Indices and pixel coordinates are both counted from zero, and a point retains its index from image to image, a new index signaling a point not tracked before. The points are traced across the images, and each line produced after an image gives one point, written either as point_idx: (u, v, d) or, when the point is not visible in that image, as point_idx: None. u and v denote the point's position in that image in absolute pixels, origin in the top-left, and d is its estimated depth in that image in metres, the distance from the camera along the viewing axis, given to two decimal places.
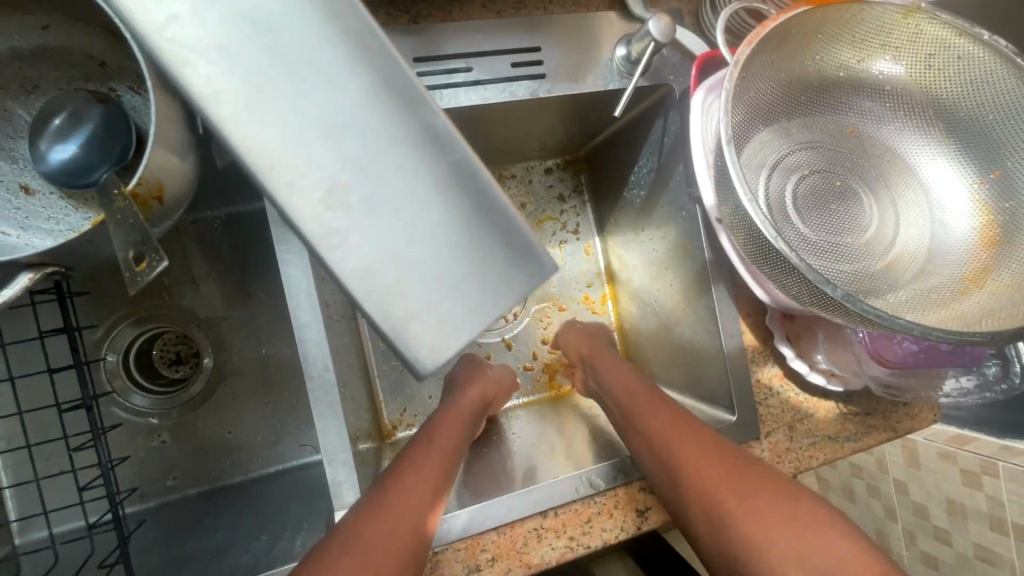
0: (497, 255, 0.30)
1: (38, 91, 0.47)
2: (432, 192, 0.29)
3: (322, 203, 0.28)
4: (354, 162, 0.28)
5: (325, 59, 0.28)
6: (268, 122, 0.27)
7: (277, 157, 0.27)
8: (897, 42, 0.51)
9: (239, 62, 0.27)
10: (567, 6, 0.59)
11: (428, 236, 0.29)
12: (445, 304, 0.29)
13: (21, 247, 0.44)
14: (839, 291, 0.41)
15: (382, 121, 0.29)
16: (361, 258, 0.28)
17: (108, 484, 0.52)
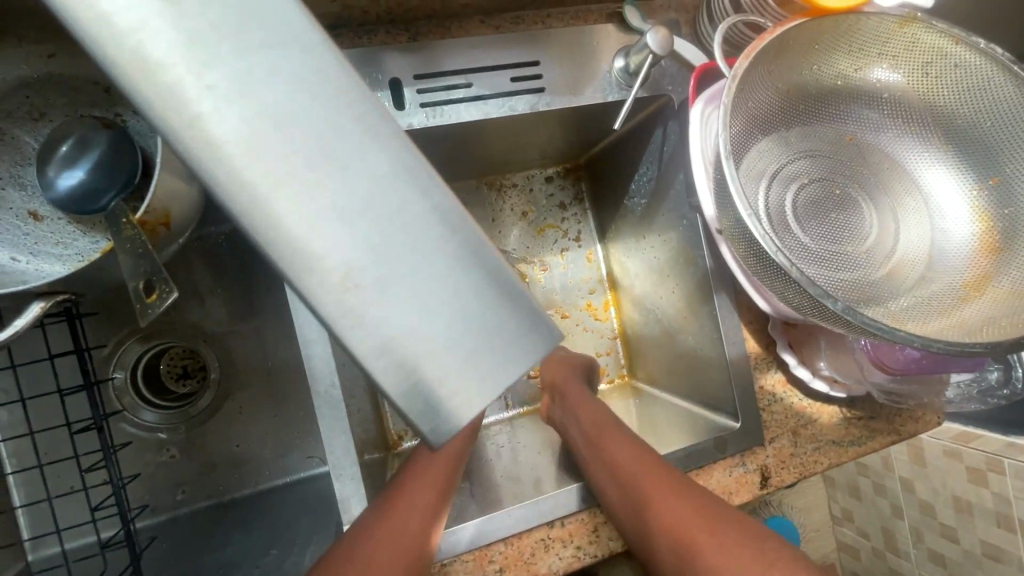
0: (528, 327, 0.24)
1: (46, 118, 0.47)
2: (460, 250, 0.23)
3: (327, 265, 0.22)
4: (367, 216, 0.22)
5: (334, 88, 0.22)
6: (265, 164, 0.21)
7: (277, 207, 0.22)
8: (894, 51, 0.51)
9: (231, 87, 0.21)
10: (565, 20, 0.60)
11: (450, 304, 0.23)
12: (469, 388, 0.23)
13: (31, 273, 0.44)
14: (839, 304, 0.42)
15: (402, 167, 0.23)
16: (373, 331, 0.22)
17: (120, 502, 0.53)
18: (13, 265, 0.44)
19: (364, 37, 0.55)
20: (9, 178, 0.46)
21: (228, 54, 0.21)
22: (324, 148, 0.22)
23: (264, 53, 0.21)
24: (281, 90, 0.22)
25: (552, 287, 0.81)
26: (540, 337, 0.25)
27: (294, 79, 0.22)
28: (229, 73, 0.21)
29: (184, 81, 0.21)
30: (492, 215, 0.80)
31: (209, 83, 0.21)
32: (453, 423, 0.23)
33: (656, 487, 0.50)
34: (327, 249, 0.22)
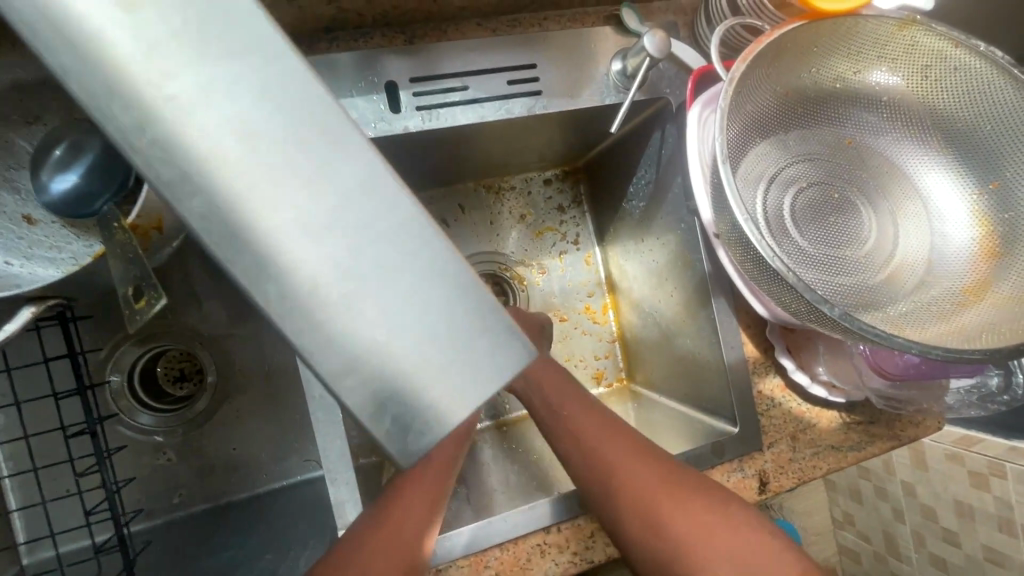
0: (509, 345, 0.22)
1: (40, 121, 0.47)
2: (437, 266, 0.22)
3: (296, 283, 0.20)
4: (337, 230, 0.21)
5: (304, 95, 0.21)
6: (220, 169, 0.20)
7: (243, 223, 0.20)
8: (893, 54, 0.51)
9: (194, 96, 0.20)
10: (562, 23, 0.60)
11: (426, 322, 0.22)
12: (445, 410, 0.22)
13: (25, 277, 0.43)
14: (837, 310, 0.41)
15: (375, 177, 0.21)
16: (345, 352, 0.21)
17: (114, 506, 0.53)
18: (6, 268, 0.43)
19: (361, 41, 0.54)
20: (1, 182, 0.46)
21: (191, 59, 0.20)
22: (292, 158, 0.21)
23: (229, 60, 0.20)
24: (247, 98, 0.20)
25: (550, 290, 0.81)
26: (522, 356, 0.23)
27: (262, 86, 0.20)
28: (193, 82, 0.20)
29: (150, 85, 0.20)
30: (490, 218, 0.79)
31: (175, 92, 0.20)
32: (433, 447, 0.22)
33: (654, 496, 0.50)
34: (295, 266, 0.20)
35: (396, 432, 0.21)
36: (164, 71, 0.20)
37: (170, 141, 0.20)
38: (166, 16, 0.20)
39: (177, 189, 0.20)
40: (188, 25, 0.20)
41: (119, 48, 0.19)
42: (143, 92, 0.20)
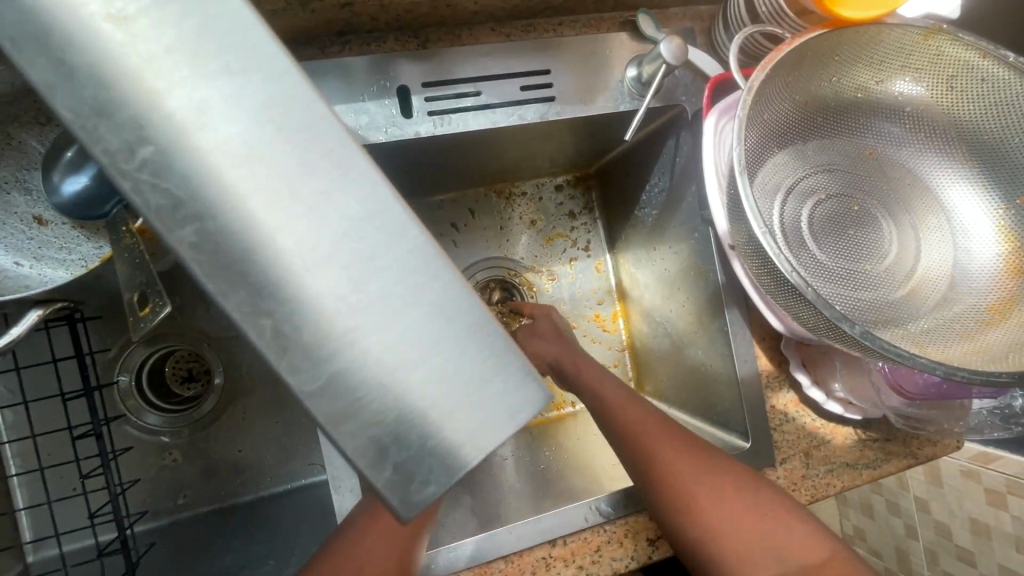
0: (516, 380, 0.22)
1: (53, 122, 0.46)
2: (446, 299, 0.21)
3: (302, 313, 0.20)
4: (345, 260, 0.20)
5: (315, 120, 0.20)
6: (226, 193, 0.19)
7: (252, 250, 0.20)
8: (917, 64, 0.50)
9: (203, 118, 0.19)
10: (577, 28, 0.59)
11: (432, 355, 0.21)
12: (448, 446, 0.21)
13: (36, 280, 0.45)
14: (857, 328, 0.40)
15: (385, 208, 0.21)
16: (348, 386, 0.20)
17: (117, 508, 0.52)
18: (17, 270, 0.44)
19: (373, 45, 0.54)
20: (12, 182, 0.45)
21: (203, 84, 0.19)
22: (301, 186, 0.20)
23: (241, 84, 0.20)
24: (258, 126, 0.20)
25: (560, 297, 0.80)
26: (529, 393, 0.22)
27: (274, 115, 0.20)
28: (206, 108, 0.19)
29: (156, 99, 0.19)
30: (500, 224, 0.79)
31: (187, 118, 0.19)
32: (434, 485, 0.21)
33: (670, 469, 0.50)
34: (301, 296, 0.20)
35: (399, 480, 0.21)
36: (173, 92, 0.19)
37: (176, 158, 0.19)
38: (178, 37, 0.19)
39: (182, 213, 0.19)
40: (200, 47, 0.19)
41: (127, 63, 0.19)
42: (148, 106, 0.19)
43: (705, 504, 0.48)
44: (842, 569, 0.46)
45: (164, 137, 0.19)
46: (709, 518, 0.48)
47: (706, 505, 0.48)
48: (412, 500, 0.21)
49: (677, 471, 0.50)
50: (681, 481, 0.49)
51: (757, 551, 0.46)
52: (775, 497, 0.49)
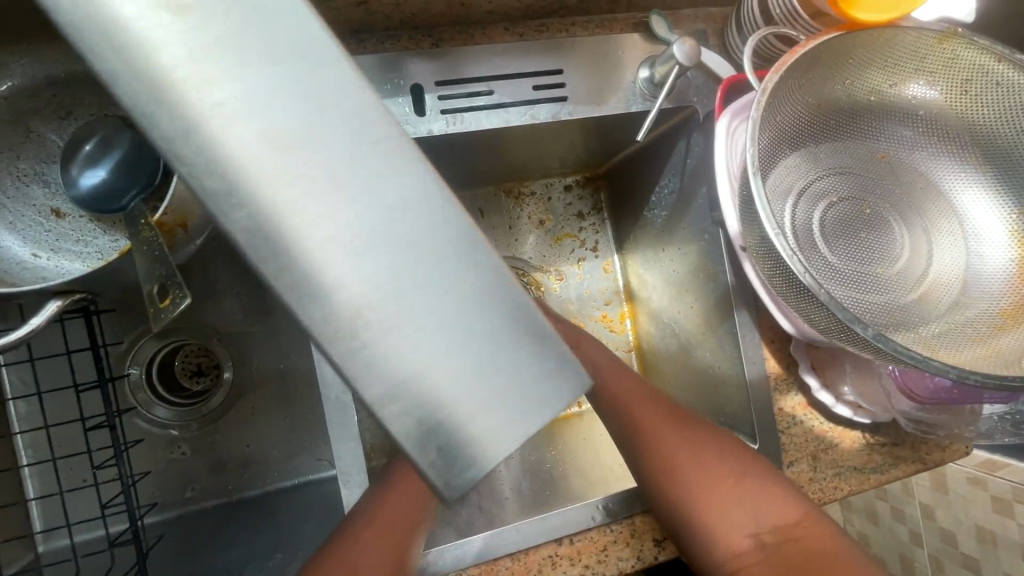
0: (550, 370, 0.22)
1: (71, 116, 0.48)
2: (480, 288, 0.21)
3: (338, 301, 0.20)
4: (381, 246, 0.20)
5: (354, 106, 0.20)
6: (264, 178, 0.20)
7: (289, 237, 0.20)
8: (931, 68, 0.50)
9: (242, 102, 0.19)
10: (590, 28, 0.59)
11: (467, 345, 0.21)
12: (484, 436, 0.21)
13: (53, 271, 0.45)
14: (870, 331, 0.40)
15: (421, 196, 0.21)
16: (385, 374, 0.20)
17: (130, 500, 0.53)
18: (35, 262, 0.45)
19: (386, 43, 0.55)
20: (32, 175, 0.47)
21: (241, 71, 0.19)
22: (339, 175, 0.20)
23: (281, 69, 0.20)
24: (296, 114, 0.20)
25: (568, 297, 0.80)
26: (564, 382, 0.22)
27: (311, 103, 0.20)
28: (244, 92, 0.19)
29: (188, 88, 0.19)
30: (508, 223, 0.79)
31: (225, 105, 0.19)
32: (470, 474, 0.21)
33: (654, 436, 0.54)
34: (338, 279, 0.20)
35: (426, 469, 0.21)
36: (212, 79, 0.19)
37: (212, 142, 0.19)
38: (217, 25, 0.19)
39: (219, 201, 0.19)
40: (239, 34, 0.20)
41: (164, 49, 0.19)
42: (185, 94, 0.19)
43: (684, 466, 0.52)
44: (814, 530, 0.48)
45: (202, 124, 0.19)
46: (685, 477, 0.51)
47: (685, 467, 0.52)
48: (451, 486, 0.21)
49: (660, 437, 0.54)
50: (663, 446, 0.53)
51: (738, 520, 0.49)
52: (753, 464, 0.52)
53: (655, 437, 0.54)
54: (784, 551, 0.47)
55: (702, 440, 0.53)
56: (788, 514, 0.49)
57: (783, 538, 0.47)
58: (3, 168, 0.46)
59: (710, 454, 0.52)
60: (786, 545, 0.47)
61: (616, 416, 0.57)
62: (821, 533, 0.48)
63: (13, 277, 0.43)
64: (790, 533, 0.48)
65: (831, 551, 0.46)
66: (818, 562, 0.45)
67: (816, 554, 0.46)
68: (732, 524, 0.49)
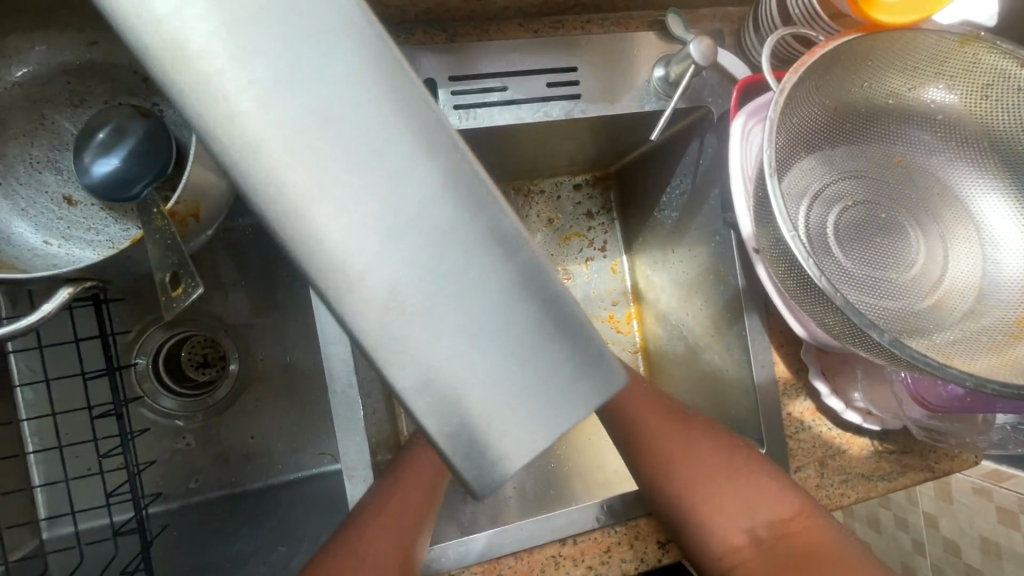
0: (587, 364, 0.21)
1: (85, 104, 0.48)
2: (515, 278, 0.21)
3: (370, 290, 0.20)
4: (415, 233, 0.20)
5: (388, 90, 0.20)
6: (296, 161, 0.19)
7: (323, 222, 0.19)
8: (952, 71, 0.49)
9: (275, 84, 0.19)
10: (606, 27, 0.59)
11: (502, 335, 0.20)
12: (520, 428, 0.20)
13: (63, 258, 0.45)
14: (886, 336, 0.40)
15: (457, 181, 0.20)
16: (419, 361, 0.20)
17: (134, 488, 0.53)
18: (46, 249, 0.45)
19: (401, 36, 0.54)
20: (45, 161, 0.47)
21: (276, 51, 0.19)
22: (373, 157, 0.20)
23: (315, 50, 0.19)
24: (330, 95, 0.19)
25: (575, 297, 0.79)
26: (600, 378, 0.21)
27: (346, 84, 0.20)
28: (277, 73, 0.19)
29: (212, 72, 0.19)
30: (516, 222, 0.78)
31: (260, 86, 0.19)
32: (504, 470, 0.20)
33: (655, 434, 0.55)
34: (371, 266, 0.20)
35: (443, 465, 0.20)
36: (246, 60, 0.19)
37: (244, 125, 0.19)
38: (247, 3, 0.19)
39: (252, 188, 0.19)
40: (269, 14, 0.19)
41: (190, 31, 0.19)
42: (215, 78, 0.19)
43: (681, 464, 0.52)
44: (810, 524, 0.47)
45: (235, 106, 0.19)
46: (679, 475, 0.51)
47: (683, 465, 0.52)
48: (484, 479, 0.20)
49: (659, 435, 0.54)
50: (662, 446, 0.54)
51: (729, 517, 0.49)
52: (751, 460, 0.51)
53: (654, 438, 0.55)
54: (784, 548, 0.47)
55: (698, 438, 0.53)
56: (785, 509, 0.48)
57: (779, 536, 0.47)
58: (17, 154, 0.46)
59: (705, 452, 0.52)
60: (779, 542, 0.47)
61: (616, 414, 0.57)
62: (817, 528, 0.47)
63: (25, 264, 0.44)
64: (786, 531, 0.47)
65: (827, 546, 0.46)
66: (812, 560, 0.45)
67: (811, 550, 0.46)
68: (729, 523, 0.49)
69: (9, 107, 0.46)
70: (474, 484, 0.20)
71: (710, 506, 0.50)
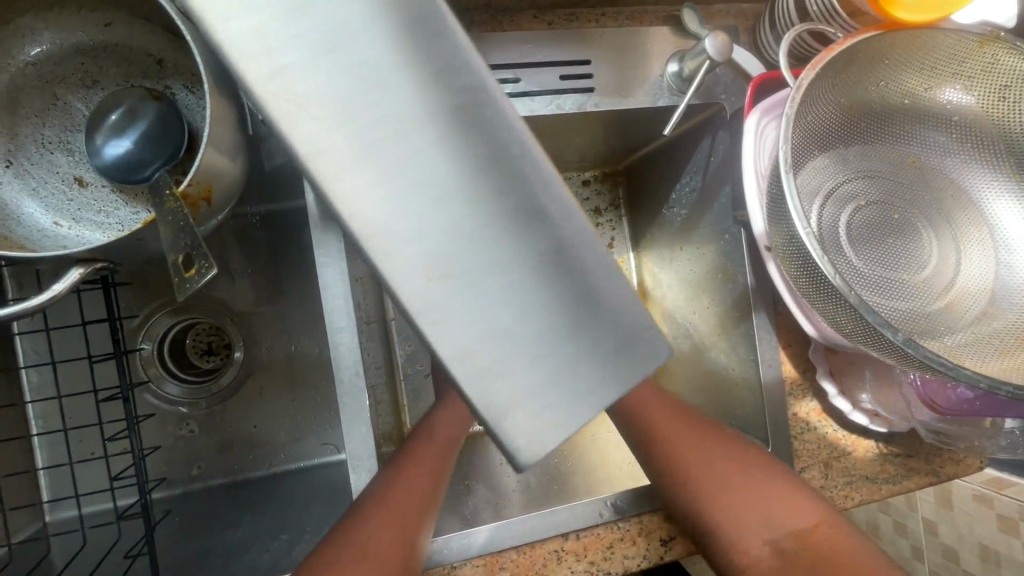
0: (634, 335, 0.21)
1: (98, 85, 0.48)
2: (553, 250, 0.20)
3: (408, 256, 0.19)
4: (452, 203, 0.20)
5: (425, 54, 0.20)
6: (333, 121, 0.19)
7: (359, 185, 0.19)
8: (970, 72, 0.49)
9: (313, 46, 0.19)
10: (620, 20, 0.59)
11: (549, 304, 0.20)
12: (564, 402, 0.20)
13: (73, 239, 0.46)
14: (901, 336, 0.39)
15: (501, 149, 0.20)
16: (465, 328, 0.19)
17: (140, 473, 0.52)
18: (56, 230, 0.45)
19: None
20: (57, 143, 0.47)
21: (314, 14, 0.19)
22: (420, 119, 0.19)
23: (352, 15, 0.19)
24: (378, 56, 0.19)
25: None
26: (637, 353, 0.21)
27: (391, 48, 0.19)
28: (315, 34, 0.19)
29: (242, 32, 0.18)
30: None
31: (297, 46, 0.19)
32: (547, 445, 0.20)
33: (674, 434, 0.54)
34: (409, 232, 0.19)
35: None
36: (283, 22, 0.19)
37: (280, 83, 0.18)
38: None
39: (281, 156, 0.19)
40: None
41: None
42: (246, 37, 0.18)
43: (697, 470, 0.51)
44: (835, 535, 0.47)
45: (269, 64, 0.18)
46: (701, 477, 0.51)
47: (699, 471, 0.51)
48: (530, 453, 0.19)
49: (675, 434, 0.54)
50: (680, 449, 0.53)
51: (751, 520, 0.49)
52: (771, 466, 0.51)
53: (671, 438, 0.54)
54: (810, 558, 0.46)
55: (718, 439, 0.53)
56: (808, 518, 0.48)
57: (803, 544, 0.47)
58: (28, 134, 0.46)
59: (724, 454, 0.52)
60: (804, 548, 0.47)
61: (628, 412, 0.57)
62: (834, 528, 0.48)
63: (34, 244, 0.44)
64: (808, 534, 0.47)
65: (852, 557, 0.46)
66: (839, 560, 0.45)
67: (837, 559, 0.46)
68: (751, 534, 0.48)
69: (20, 87, 0.46)
70: (518, 460, 0.19)
71: (733, 510, 0.49)
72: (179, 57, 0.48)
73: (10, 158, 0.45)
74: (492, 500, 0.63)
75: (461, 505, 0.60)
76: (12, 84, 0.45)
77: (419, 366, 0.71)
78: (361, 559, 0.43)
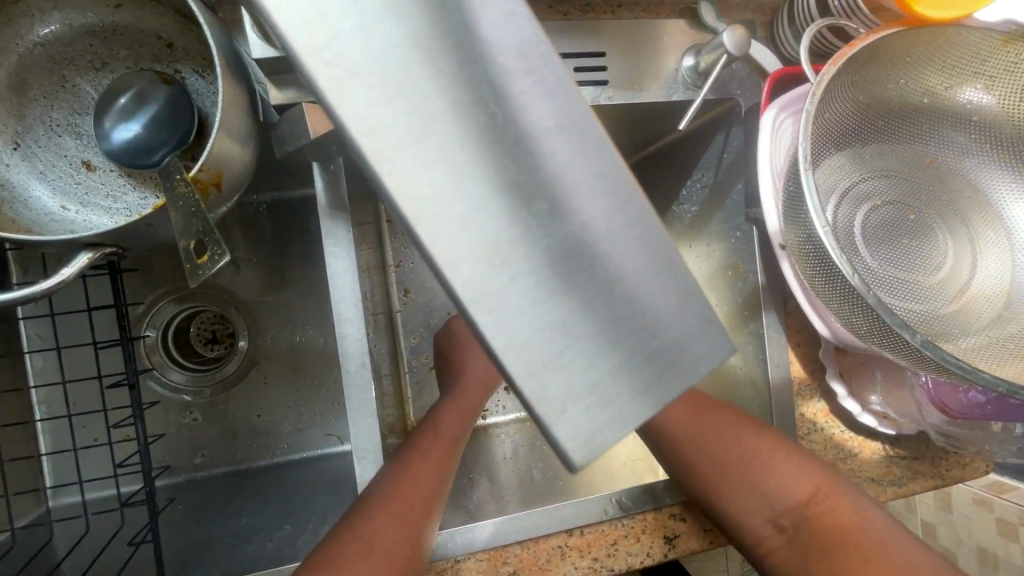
0: (692, 332, 0.20)
1: (107, 68, 0.47)
2: (603, 242, 0.20)
3: (459, 242, 0.18)
4: (501, 191, 0.19)
5: (475, 34, 0.19)
6: (382, 97, 0.18)
7: (410, 166, 0.18)
8: (991, 71, 0.48)
9: (363, 18, 0.18)
10: (635, 12, 0.58)
11: (604, 295, 0.20)
12: (620, 399, 0.19)
13: (80, 223, 0.45)
14: (919, 337, 0.39)
15: (552, 135, 0.19)
16: (520, 318, 0.19)
17: (145, 460, 0.52)
18: (63, 213, 0.45)
19: None
20: (64, 125, 0.46)
21: None
22: (471, 100, 0.19)
23: None
24: (429, 32, 0.18)
25: None
26: (689, 351, 0.20)
27: (441, 25, 0.19)
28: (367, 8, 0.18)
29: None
30: None
31: (348, 17, 0.18)
32: (600, 442, 0.19)
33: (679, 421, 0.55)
34: (460, 217, 0.18)
35: None
36: None
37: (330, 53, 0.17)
38: None
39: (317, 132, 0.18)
40: None
41: None
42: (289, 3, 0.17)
43: (713, 451, 0.53)
44: (832, 501, 0.48)
45: (318, 32, 0.17)
46: (707, 463, 0.52)
47: (714, 464, 0.52)
48: (584, 451, 0.19)
49: (684, 421, 0.54)
50: (686, 432, 0.54)
51: (750, 495, 0.50)
52: (766, 442, 0.52)
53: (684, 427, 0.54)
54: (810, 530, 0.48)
55: (720, 418, 0.54)
56: (808, 488, 0.49)
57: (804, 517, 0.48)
58: (36, 116, 0.45)
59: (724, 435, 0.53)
60: (812, 525, 0.48)
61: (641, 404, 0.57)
62: (845, 507, 0.48)
63: (40, 227, 0.43)
64: (818, 512, 0.48)
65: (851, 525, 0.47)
66: (848, 539, 0.46)
67: (835, 531, 0.47)
68: (754, 513, 0.50)
69: (28, 67, 0.45)
70: (570, 459, 0.19)
71: (734, 490, 0.51)
72: (189, 41, 0.47)
73: (18, 140, 0.44)
74: (494, 493, 0.62)
75: (465, 499, 0.60)
76: (19, 63, 0.44)
77: (423, 359, 0.71)
78: (368, 555, 0.42)
